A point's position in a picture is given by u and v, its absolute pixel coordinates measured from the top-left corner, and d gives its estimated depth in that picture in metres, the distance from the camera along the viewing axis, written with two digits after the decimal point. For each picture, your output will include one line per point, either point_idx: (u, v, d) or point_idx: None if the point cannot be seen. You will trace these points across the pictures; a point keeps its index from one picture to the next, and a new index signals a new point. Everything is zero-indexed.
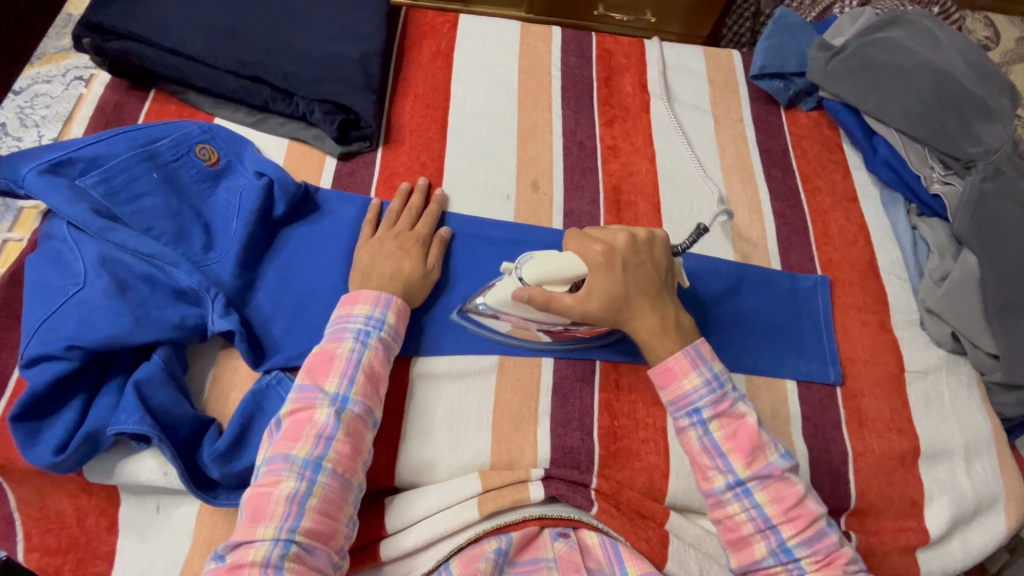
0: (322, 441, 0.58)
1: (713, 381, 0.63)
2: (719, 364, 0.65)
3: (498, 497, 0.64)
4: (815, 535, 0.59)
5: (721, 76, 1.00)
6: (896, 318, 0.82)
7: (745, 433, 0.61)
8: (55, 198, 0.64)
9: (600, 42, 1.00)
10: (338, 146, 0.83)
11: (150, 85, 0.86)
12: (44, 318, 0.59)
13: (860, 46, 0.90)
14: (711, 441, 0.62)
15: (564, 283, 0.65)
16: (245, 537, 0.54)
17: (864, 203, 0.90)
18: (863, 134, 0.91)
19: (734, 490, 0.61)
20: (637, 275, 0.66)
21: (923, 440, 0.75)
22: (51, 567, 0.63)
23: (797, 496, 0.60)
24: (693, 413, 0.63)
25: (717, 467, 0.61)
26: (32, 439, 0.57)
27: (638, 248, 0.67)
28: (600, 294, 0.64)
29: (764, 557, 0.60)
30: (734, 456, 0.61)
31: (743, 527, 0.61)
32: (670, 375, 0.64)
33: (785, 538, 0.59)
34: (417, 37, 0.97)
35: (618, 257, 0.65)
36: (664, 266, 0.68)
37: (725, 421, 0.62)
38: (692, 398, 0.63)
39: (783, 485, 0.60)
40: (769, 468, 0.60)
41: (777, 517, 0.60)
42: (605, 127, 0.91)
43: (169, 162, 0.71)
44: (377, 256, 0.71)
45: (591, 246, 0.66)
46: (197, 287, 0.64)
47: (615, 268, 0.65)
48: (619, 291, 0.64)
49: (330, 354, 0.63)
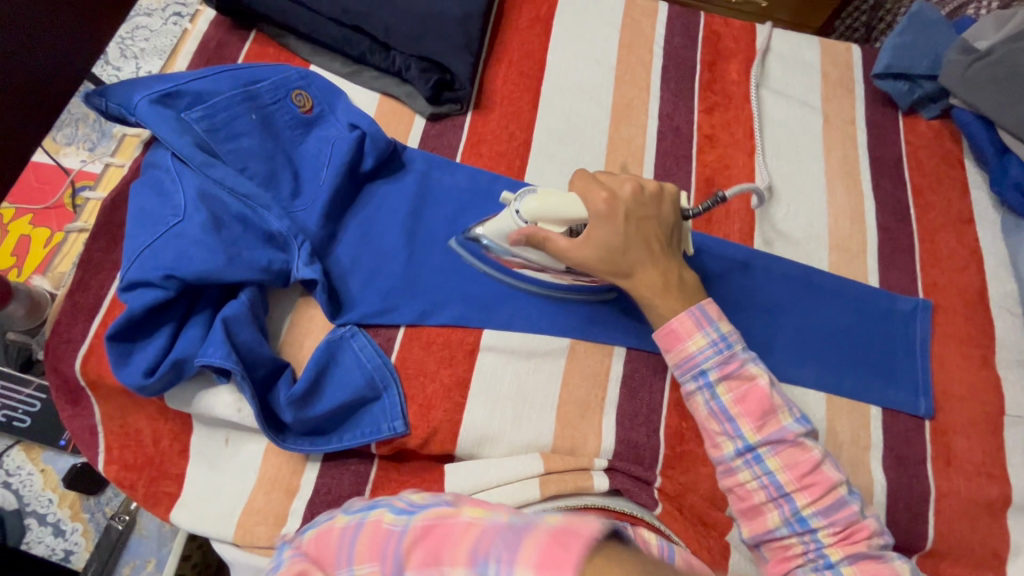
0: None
1: (720, 342, 0.61)
2: (726, 325, 0.62)
3: (561, 480, 0.63)
4: (833, 505, 0.57)
5: (836, 71, 0.92)
6: (1002, 356, 0.75)
7: (755, 395, 0.60)
8: (162, 128, 0.65)
9: (708, 23, 0.94)
10: (429, 106, 0.81)
11: (251, 25, 0.86)
12: (145, 246, 0.60)
13: (1008, 52, 0.80)
14: (719, 405, 0.60)
15: (562, 224, 0.64)
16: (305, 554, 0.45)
17: (980, 227, 0.82)
18: (993, 150, 0.83)
19: (744, 457, 0.59)
20: (638, 231, 0.63)
21: (1017, 490, 0.69)
22: (127, 481, 0.66)
23: (812, 462, 0.58)
24: (698, 375, 0.61)
25: (726, 433, 0.60)
26: (124, 358, 0.60)
27: (644, 200, 0.63)
28: (596, 242, 0.62)
29: (777, 527, 0.58)
30: (744, 420, 0.59)
31: (754, 495, 0.59)
32: (675, 337, 0.62)
33: (799, 507, 0.57)
34: (517, 1, 0.93)
35: (620, 206, 0.62)
36: (671, 224, 0.64)
37: (733, 384, 0.60)
38: (698, 360, 0.61)
39: (797, 451, 0.58)
40: (780, 433, 0.59)
41: (790, 484, 0.58)
42: (704, 114, 0.87)
43: (268, 105, 0.71)
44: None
45: (594, 193, 0.63)
46: (285, 232, 0.65)
47: (616, 219, 0.62)
48: (616, 243, 0.62)
49: (460, 539, 0.39)
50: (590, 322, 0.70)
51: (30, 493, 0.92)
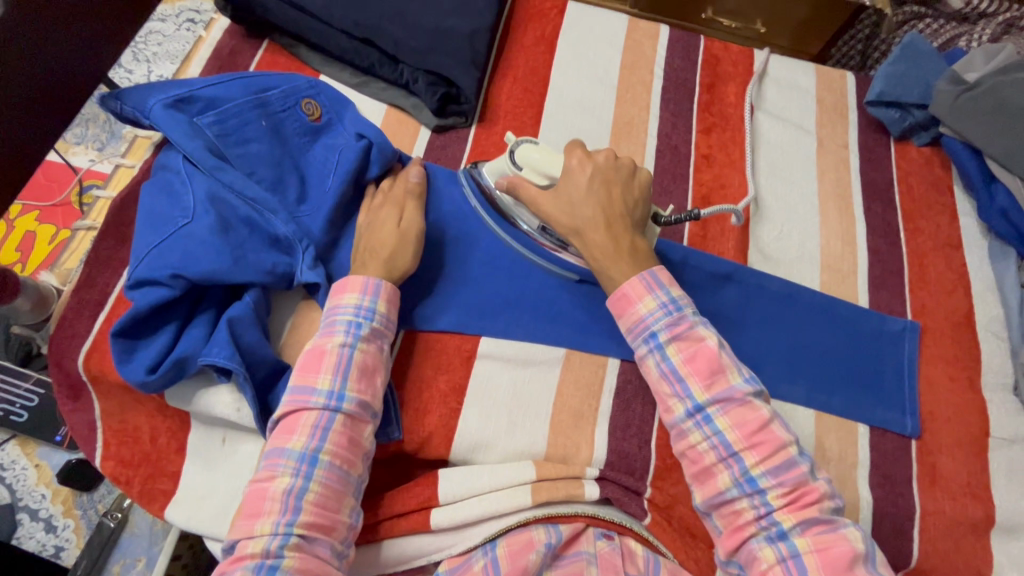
0: (318, 432, 0.58)
1: (669, 304, 0.63)
2: (677, 291, 0.64)
3: (552, 488, 0.64)
4: (781, 464, 0.58)
5: (831, 97, 0.95)
6: (988, 379, 0.77)
7: (703, 356, 0.61)
8: (175, 131, 0.66)
9: (708, 46, 0.97)
10: (434, 118, 0.83)
11: (265, 35, 0.88)
12: (154, 245, 0.62)
13: (996, 84, 0.83)
14: (669, 366, 0.62)
15: (541, 176, 0.69)
16: (246, 532, 0.56)
17: (968, 252, 0.84)
18: (982, 178, 0.85)
19: (694, 418, 0.60)
20: (601, 191, 0.67)
21: (1000, 510, 0.70)
22: (123, 477, 0.67)
23: (761, 421, 0.59)
24: (649, 338, 0.63)
25: (676, 394, 0.61)
26: (128, 354, 0.61)
27: (614, 167, 0.69)
28: (560, 195, 0.68)
29: (728, 489, 0.58)
30: (693, 380, 0.60)
31: (705, 456, 0.59)
32: (626, 302, 0.64)
33: (748, 466, 0.58)
34: (523, 20, 0.96)
35: (589, 166, 0.68)
36: (636, 198, 0.68)
37: (682, 345, 0.62)
38: (649, 323, 0.63)
39: (747, 410, 0.59)
40: (729, 392, 0.60)
41: (738, 443, 0.58)
42: (701, 135, 0.89)
43: (278, 112, 0.73)
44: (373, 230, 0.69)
45: (571, 154, 0.69)
46: (292, 236, 0.67)
47: (583, 175, 0.68)
48: (575, 197, 0.67)
49: (321, 349, 0.61)
50: (586, 333, 0.72)
51: (23, 489, 0.92)
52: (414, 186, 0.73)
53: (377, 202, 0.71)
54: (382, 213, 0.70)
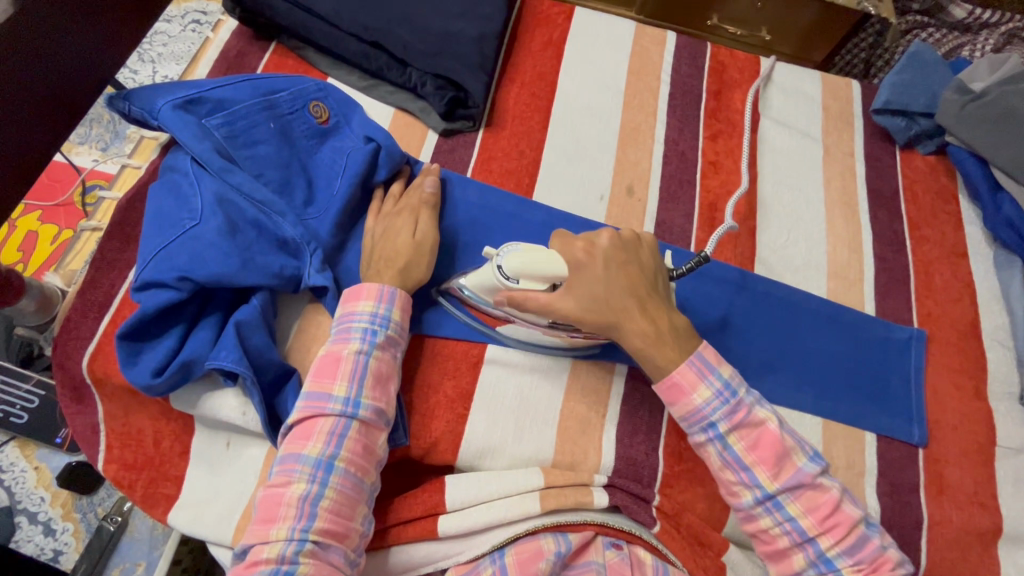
0: (334, 439, 0.58)
1: (725, 390, 0.61)
2: (728, 371, 0.62)
3: (560, 495, 0.64)
4: (856, 543, 0.58)
5: (837, 105, 0.95)
6: (994, 388, 0.77)
7: (767, 442, 0.60)
8: (183, 132, 0.66)
9: (714, 54, 0.97)
10: (442, 122, 0.83)
11: (272, 36, 0.88)
12: (161, 247, 0.61)
13: (1002, 93, 0.84)
14: (732, 454, 0.61)
15: (544, 282, 0.61)
16: (260, 538, 0.55)
17: (973, 261, 0.85)
18: (987, 187, 0.86)
19: (764, 504, 0.60)
20: (620, 276, 0.62)
21: (1007, 520, 0.70)
22: (126, 480, 0.66)
23: (832, 503, 0.59)
24: (708, 428, 0.61)
25: (742, 482, 0.60)
26: (133, 357, 0.60)
27: (622, 246, 0.64)
28: (580, 293, 0.61)
29: (803, 569, 0.59)
30: (759, 468, 0.60)
31: (779, 540, 0.60)
32: (680, 391, 0.62)
33: (824, 550, 0.58)
34: (530, 25, 0.97)
35: (599, 255, 0.62)
36: (651, 270, 0.64)
37: (743, 433, 0.61)
38: (706, 413, 0.61)
39: (817, 492, 0.60)
40: (797, 477, 0.60)
41: (813, 528, 0.59)
42: (708, 141, 0.89)
43: (286, 114, 0.73)
44: (380, 239, 0.68)
45: (572, 245, 0.63)
46: (299, 239, 0.66)
47: (596, 266, 0.62)
48: (599, 294, 0.61)
49: (336, 355, 0.61)
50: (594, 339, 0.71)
51: (21, 491, 0.91)
52: (429, 197, 0.72)
53: (392, 210, 0.71)
54: (398, 221, 0.69)
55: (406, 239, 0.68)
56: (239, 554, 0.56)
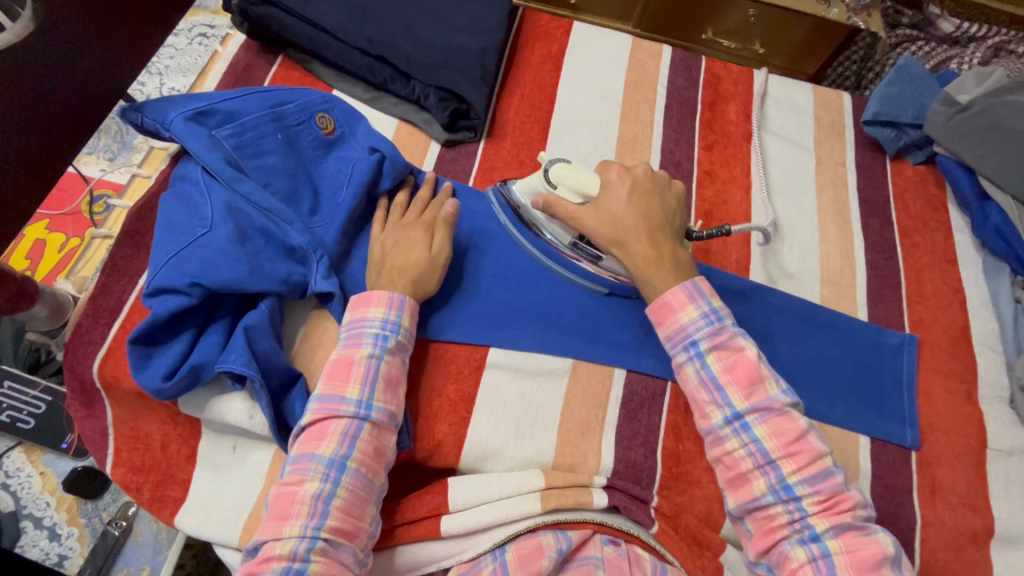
0: (347, 440, 0.60)
1: (710, 314, 0.65)
2: (716, 300, 0.66)
3: (561, 495, 0.65)
4: (818, 475, 0.59)
5: (828, 116, 0.98)
6: (984, 392, 0.79)
7: (743, 365, 0.63)
8: (194, 143, 0.68)
9: (709, 67, 1.00)
10: (444, 133, 0.86)
11: (279, 50, 0.91)
12: (173, 254, 0.63)
13: (988, 105, 0.86)
14: (709, 374, 0.64)
15: (576, 194, 0.73)
16: (273, 535, 0.56)
17: (963, 268, 0.87)
18: (975, 196, 0.88)
19: (732, 425, 0.62)
20: (642, 201, 0.71)
21: (999, 521, 0.71)
22: (134, 483, 0.67)
23: (798, 432, 0.61)
24: (689, 345, 0.65)
25: (715, 401, 0.63)
26: (144, 361, 0.62)
27: (652, 180, 0.73)
28: (601, 208, 0.71)
29: (763, 495, 0.60)
30: (732, 388, 0.62)
31: (742, 463, 0.61)
32: (669, 310, 0.66)
33: (785, 474, 0.60)
34: (530, 39, 0.99)
35: (628, 180, 0.72)
36: (672, 207, 0.73)
37: (722, 354, 0.64)
38: (690, 331, 0.65)
39: (785, 421, 0.61)
40: (768, 401, 0.62)
41: (776, 452, 0.60)
42: (704, 151, 0.91)
43: (293, 126, 0.75)
44: (390, 250, 0.70)
45: (609, 171, 0.73)
46: (306, 246, 0.68)
47: (623, 188, 0.72)
48: (618, 210, 0.70)
49: (348, 359, 0.63)
50: (593, 343, 0.73)
51: (27, 496, 0.92)
52: (447, 215, 0.73)
53: (398, 224, 0.73)
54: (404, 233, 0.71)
55: (421, 252, 0.70)
56: (251, 550, 0.57)
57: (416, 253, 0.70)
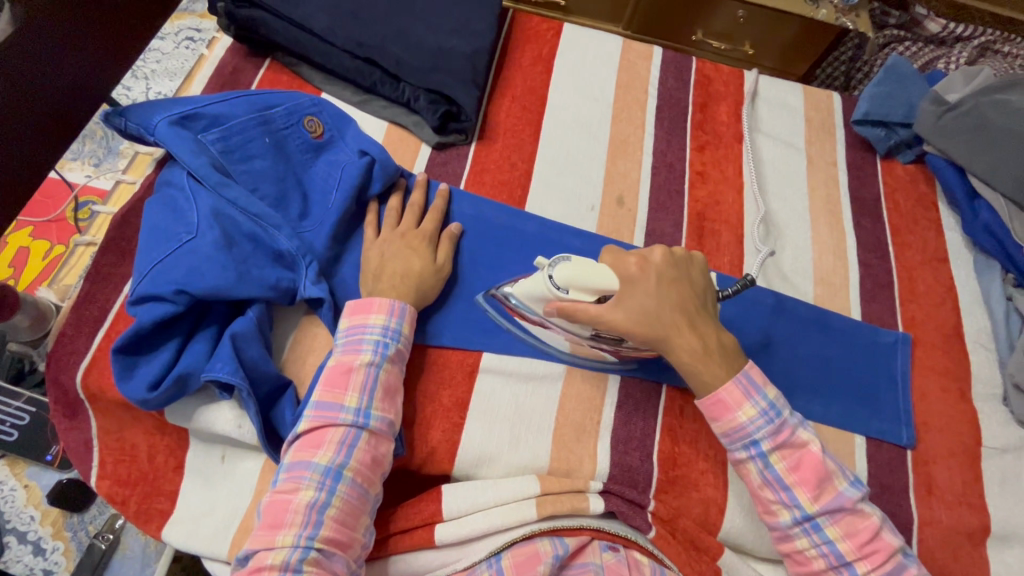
0: (344, 449, 0.59)
1: (770, 411, 0.63)
2: (773, 391, 0.64)
3: (557, 501, 0.64)
4: (893, 570, 0.59)
5: (819, 117, 0.98)
6: (978, 389, 0.79)
7: (809, 464, 0.62)
8: (179, 148, 0.67)
9: (700, 68, 1.00)
10: (435, 135, 0.85)
11: (267, 53, 0.90)
12: (158, 260, 0.62)
13: (977, 104, 0.86)
14: (773, 474, 0.62)
15: (593, 294, 0.63)
16: (264, 544, 0.55)
17: (955, 266, 0.87)
18: (964, 194, 0.88)
19: (802, 525, 0.62)
20: (671, 292, 0.64)
21: (995, 519, 0.71)
22: (119, 496, 0.65)
23: (871, 530, 0.60)
24: (750, 446, 0.63)
25: (783, 501, 0.62)
26: (128, 371, 0.60)
27: (674, 264, 0.66)
28: (629, 306, 0.62)
29: None
30: (801, 489, 0.61)
31: (814, 561, 0.62)
32: (725, 408, 0.63)
33: (860, 575, 0.60)
34: (521, 41, 0.99)
35: (652, 269, 0.64)
36: (700, 288, 0.67)
37: (786, 453, 0.62)
38: (750, 432, 0.63)
39: (856, 518, 0.61)
40: (838, 500, 0.61)
41: (850, 553, 0.60)
42: (696, 152, 0.91)
43: (281, 129, 0.74)
44: (388, 256, 0.70)
45: (625, 258, 0.64)
46: (295, 251, 0.67)
47: (648, 280, 0.64)
48: (650, 308, 0.63)
49: (347, 366, 0.62)
50: (587, 347, 0.72)
51: (11, 510, 0.90)
52: (451, 233, 0.74)
53: (394, 232, 0.72)
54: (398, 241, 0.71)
55: (425, 262, 0.70)
56: (241, 559, 0.56)
57: (420, 262, 0.70)
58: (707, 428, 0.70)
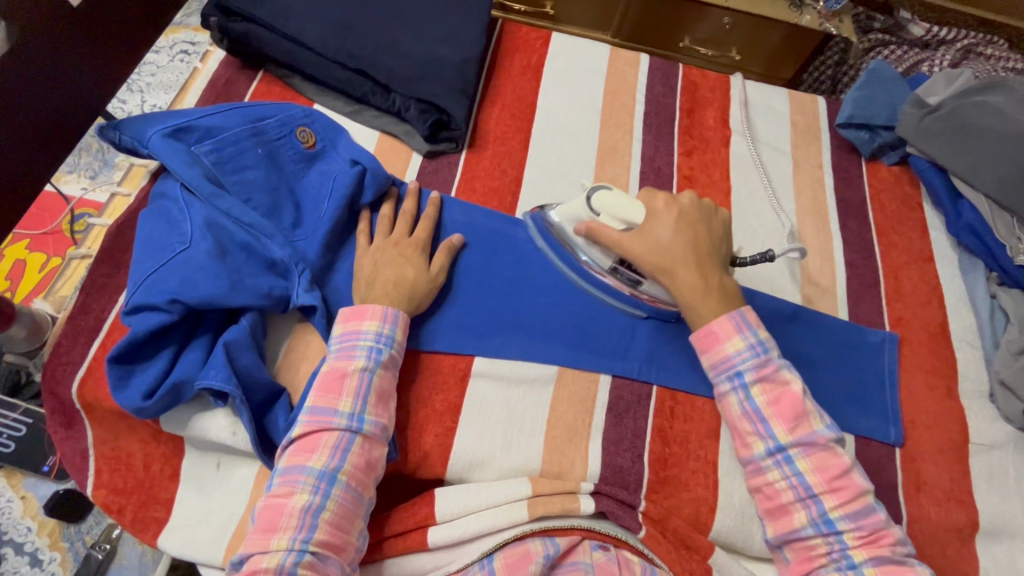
0: (338, 453, 0.59)
1: (757, 346, 0.66)
2: (763, 331, 0.67)
3: (548, 502, 0.65)
4: (861, 510, 0.60)
5: (804, 120, 1.00)
6: (965, 387, 0.80)
7: (789, 400, 0.64)
8: (173, 160, 0.68)
9: (686, 74, 1.02)
10: (426, 144, 0.86)
11: (259, 66, 0.91)
12: (152, 271, 0.63)
13: (957, 106, 0.88)
14: (753, 405, 0.64)
15: (620, 222, 0.71)
16: (259, 548, 0.56)
17: (940, 266, 0.88)
18: (948, 195, 0.90)
19: (774, 457, 0.63)
20: (689, 232, 0.71)
21: (983, 515, 0.72)
22: (115, 505, 0.66)
23: (842, 468, 0.61)
24: (734, 376, 0.66)
25: (758, 433, 0.64)
26: (124, 380, 0.61)
27: (698, 210, 0.73)
28: (648, 235, 0.70)
29: (803, 527, 0.61)
30: (777, 421, 0.63)
31: (783, 495, 0.62)
32: (714, 339, 0.67)
33: (826, 509, 0.60)
34: (510, 50, 1.00)
35: (676, 209, 0.72)
36: (718, 237, 0.72)
37: (767, 387, 0.65)
38: (735, 362, 0.66)
39: (829, 455, 0.62)
40: (812, 437, 0.62)
41: (819, 486, 0.61)
42: (683, 157, 0.93)
43: (273, 140, 0.76)
44: (380, 264, 0.70)
45: (657, 198, 0.73)
46: (287, 260, 0.68)
47: (672, 218, 0.71)
48: (665, 241, 0.70)
49: (340, 371, 0.63)
50: (578, 350, 0.73)
51: (8, 522, 0.91)
52: (451, 244, 0.75)
53: (387, 241, 0.73)
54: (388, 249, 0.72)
55: (418, 270, 0.71)
56: (236, 564, 0.56)
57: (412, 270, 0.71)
58: (697, 429, 0.71)
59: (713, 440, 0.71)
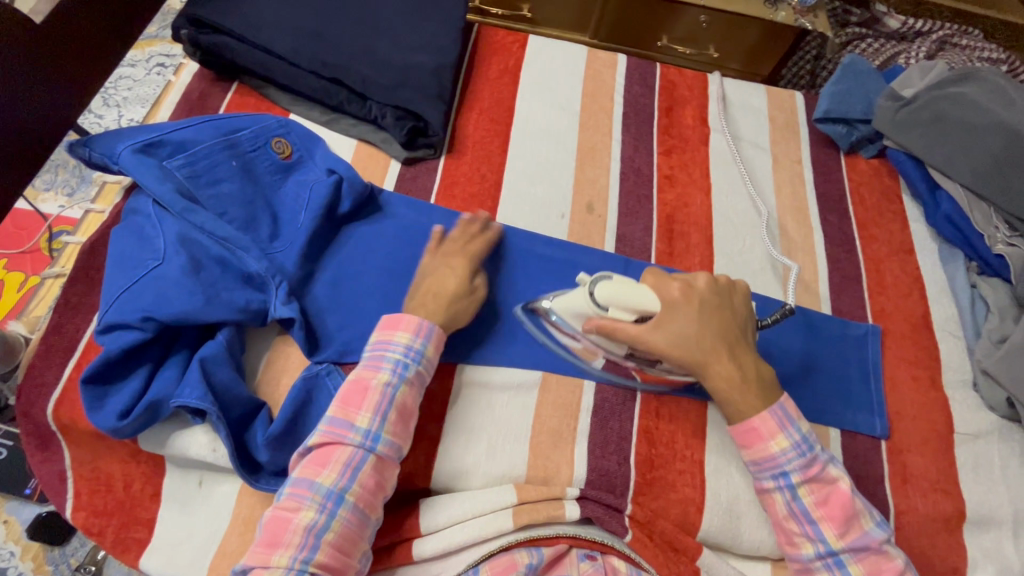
0: (349, 471, 0.59)
1: (802, 444, 0.64)
2: (806, 426, 0.65)
3: (534, 510, 0.64)
4: None
5: (783, 116, 1.00)
6: (948, 377, 0.80)
7: (837, 500, 0.62)
8: (144, 176, 0.67)
9: (664, 74, 1.02)
10: (404, 151, 0.86)
11: (234, 77, 0.90)
12: (124, 289, 0.62)
13: (931, 99, 0.89)
14: (800, 506, 0.63)
15: (632, 313, 0.64)
16: (260, 562, 0.55)
17: (921, 256, 0.89)
18: (926, 186, 0.90)
19: (825, 559, 0.62)
20: (713, 319, 0.66)
21: (970, 505, 0.72)
22: (96, 527, 0.65)
23: (894, 571, 0.61)
24: (779, 476, 0.63)
25: (806, 534, 0.63)
26: (98, 401, 0.60)
27: (717, 291, 0.68)
28: (669, 329, 0.65)
29: None
30: (826, 524, 0.62)
31: None
32: (757, 437, 0.64)
33: None
34: (487, 54, 1.00)
35: (695, 296, 0.66)
36: (742, 318, 0.68)
37: (815, 487, 0.63)
38: (780, 462, 0.63)
39: (881, 558, 0.61)
40: (864, 540, 0.61)
41: None
42: (663, 156, 0.93)
43: (248, 152, 0.75)
44: (426, 273, 0.71)
45: (670, 283, 0.67)
46: (264, 272, 0.67)
47: (691, 306, 0.66)
48: (691, 334, 0.65)
49: (365, 384, 0.62)
50: (561, 354, 0.73)
51: None
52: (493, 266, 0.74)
53: (437, 252, 0.73)
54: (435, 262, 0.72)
55: (461, 284, 0.70)
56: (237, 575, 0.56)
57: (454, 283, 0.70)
58: (683, 428, 0.71)
59: (699, 439, 0.71)
